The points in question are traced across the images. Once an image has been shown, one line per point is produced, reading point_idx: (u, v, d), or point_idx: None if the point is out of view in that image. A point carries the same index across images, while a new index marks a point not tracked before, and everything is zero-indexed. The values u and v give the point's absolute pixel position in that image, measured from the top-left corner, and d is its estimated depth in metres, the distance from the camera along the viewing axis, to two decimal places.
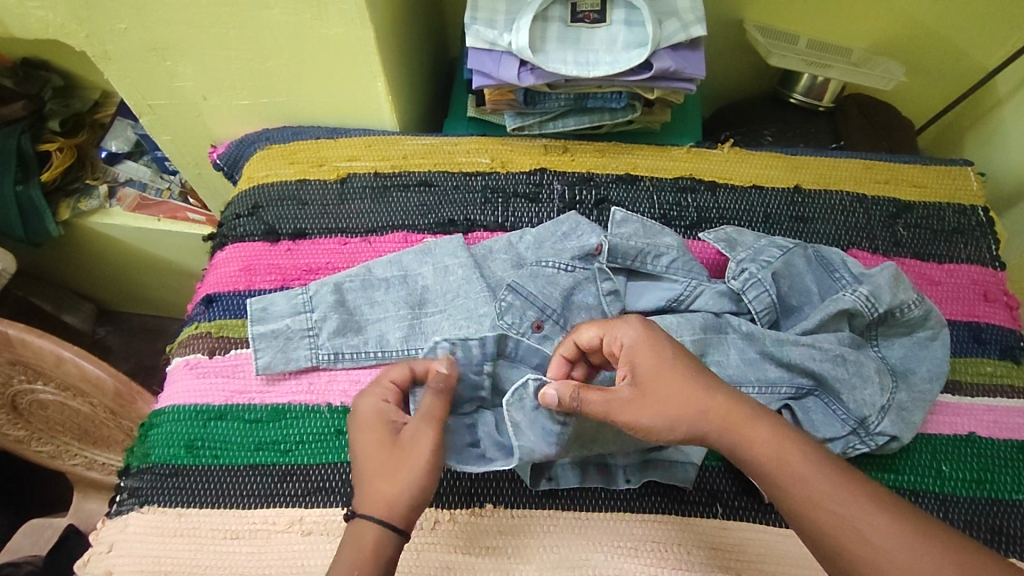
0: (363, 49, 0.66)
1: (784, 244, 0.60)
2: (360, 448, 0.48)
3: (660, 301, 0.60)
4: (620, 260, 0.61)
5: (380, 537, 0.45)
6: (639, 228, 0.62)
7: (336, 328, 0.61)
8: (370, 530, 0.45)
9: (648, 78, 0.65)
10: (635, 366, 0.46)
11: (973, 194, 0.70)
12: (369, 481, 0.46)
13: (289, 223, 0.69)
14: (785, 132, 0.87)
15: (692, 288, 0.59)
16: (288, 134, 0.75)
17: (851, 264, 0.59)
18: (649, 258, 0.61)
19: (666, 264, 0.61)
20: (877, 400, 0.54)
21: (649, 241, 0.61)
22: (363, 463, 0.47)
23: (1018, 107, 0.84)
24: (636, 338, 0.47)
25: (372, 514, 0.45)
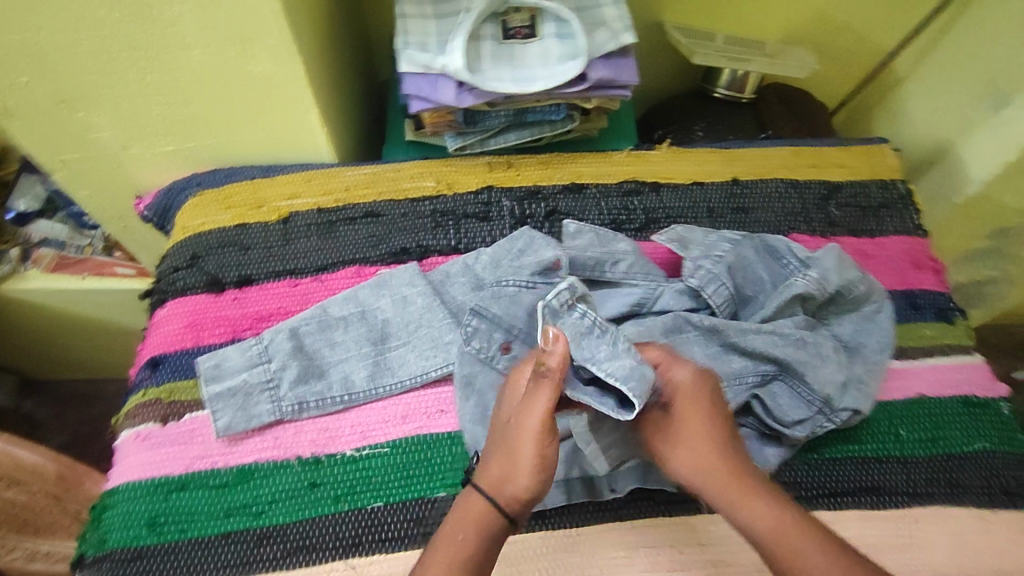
0: (292, 84, 0.63)
1: (733, 238, 0.61)
2: (490, 451, 0.50)
3: (624, 308, 0.58)
4: (579, 271, 0.60)
5: (486, 522, 0.46)
6: (593, 238, 0.61)
7: (297, 377, 0.59)
8: (477, 505, 0.47)
9: (584, 89, 0.65)
10: (681, 411, 0.50)
11: (892, 169, 0.75)
12: (489, 467, 0.48)
13: (232, 271, 0.66)
14: (713, 126, 0.91)
15: (653, 290, 0.59)
16: (220, 177, 0.72)
17: (796, 250, 0.61)
18: (606, 266, 0.60)
19: (623, 271, 0.60)
20: (838, 375, 0.56)
21: (604, 250, 0.60)
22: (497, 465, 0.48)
23: (918, 82, 0.92)
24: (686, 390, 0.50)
25: (497, 508, 0.47)
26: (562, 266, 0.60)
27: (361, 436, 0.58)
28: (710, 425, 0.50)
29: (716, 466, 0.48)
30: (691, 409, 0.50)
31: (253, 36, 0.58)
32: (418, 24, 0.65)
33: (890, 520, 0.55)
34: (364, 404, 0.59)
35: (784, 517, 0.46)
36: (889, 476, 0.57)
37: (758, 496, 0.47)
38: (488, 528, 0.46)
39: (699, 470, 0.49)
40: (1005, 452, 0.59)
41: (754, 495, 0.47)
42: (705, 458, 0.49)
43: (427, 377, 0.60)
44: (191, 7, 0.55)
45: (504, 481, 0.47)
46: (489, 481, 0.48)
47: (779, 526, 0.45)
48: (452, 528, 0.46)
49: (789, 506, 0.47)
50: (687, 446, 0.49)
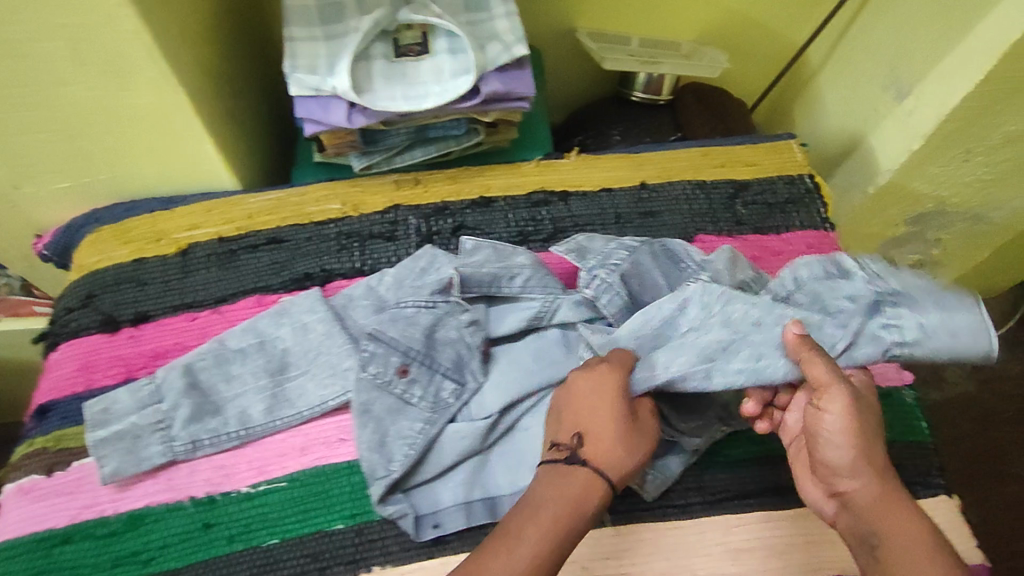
0: (180, 114, 0.62)
1: (630, 245, 0.61)
2: (596, 415, 0.48)
3: (520, 322, 0.59)
4: (475, 288, 0.59)
5: (598, 490, 0.46)
6: (490, 253, 0.61)
7: (190, 415, 0.57)
8: (585, 475, 0.46)
9: (479, 103, 0.64)
10: (832, 423, 0.48)
11: (800, 164, 0.75)
12: (601, 438, 0.48)
13: (129, 308, 0.64)
14: (630, 130, 0.91)
15: (549, 303, 0.59)
16: (118, 212, 0.69)
17: (693, 254, 0.61)
18: (503, 281, 0.59)
19: (520, 285, 0.60)
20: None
21: (500, 265, 0.60)
22: (607, 434, 0.48)
23: (830, 76, 0.93)
24: (850, 405, 0.47)
25: (608, 478, 0.47)
26: (455, 285, 0.59)
27: (258, 471, 0.57)
28: (867, 444, 0.47)
29: (885, 483, 0.47)
30: (837, 426, 0.47)
31: (129, 69, 0.56)
32: (306, 46, 0.62)
33: (789, 520, 0.57)
34: (263, 438, 0.58)
35: (914, 531, 0.44)
36: (789, 475, 0.59)
37: (903, 510, 0.45)
38: (597, 493, 0.46)
39: (880, 496, 0.46)
40: (908, 441, 0.60)
41: (892, 500, 0.46)
42: (847, 454, 0.47)
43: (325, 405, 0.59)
44: (60, 43, 0.53)
45: (610, 463, 0.47)
46: (606, 459, 0.47)
47: (899, 540, 0.44)
48: (547, 490, 0.46)
49: (916, 519, 0.45)
50: (886, 471, 0.47)
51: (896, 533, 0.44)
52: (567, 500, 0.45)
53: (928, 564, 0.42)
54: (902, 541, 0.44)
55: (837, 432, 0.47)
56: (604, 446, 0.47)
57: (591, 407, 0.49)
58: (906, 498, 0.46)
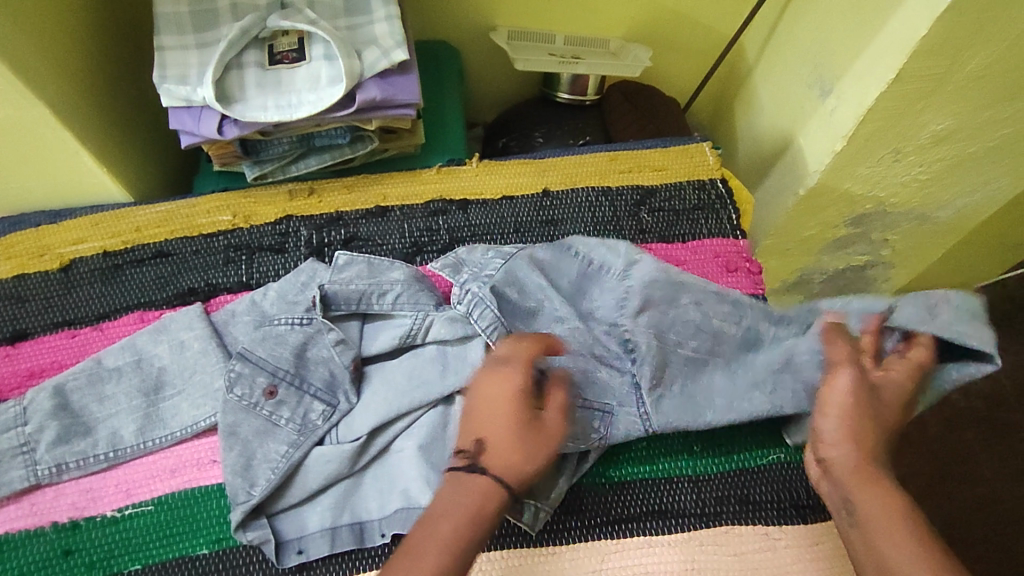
0: (46, 126, 0.60)
1: (508, 254, 0.60)
2: (485, 415, 0.48)
3: (392, 340, 0.57)
4: (343, 306, 0.58)
5: (494, 494, 0.45)
6: (363, 268, 0.60)
7: (56, 437, 0.56)
8: (482, 482, 0.45)
9: (356, 111, 0.62)
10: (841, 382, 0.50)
11: (711, 168, 0.72)
12: (498, 440, 0.47)
13: (6, 326, 0.63)
14: (554, 131, 0.88)
15: (421, 319, 0.58)
16: (3, 226, 0.68)
17: (587, 260, 0.61)
18: (373, 298, 0.58)
19: (392, 301, 0.59)
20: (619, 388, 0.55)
21: (371, 281, 0.59)
22: (506, 437, 0.47)
23: (763, 72, 0.90)
24: (857, 384, 0.49)
25: (506, 484, 0.45)
26: (320, 304, 0.57)
27: (124, 494, 0.55)
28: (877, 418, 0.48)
29: (876, 454, 0.47)
30: (847, 388, 0.49)
31: None
32: (177, 55, 0.61)
33: (673, 544, 0.53)
34: (132, 460, 0.57)
35: (891, 509, 0.44)
36: (676, 495, 0.55)
37: (884, 488, 0.45)
38: (494, 501, 0.45)
39: (862, 466, 0.46)
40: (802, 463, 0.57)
41: (879, 482, 0.46)
42: (857, 427, 0.48)
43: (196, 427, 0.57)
44: None
45: (518, 461, 0.46)
46: (507, 466, 0.46)
47: (875, 515, 0.44)
48: (462, 496, 0.44)
49: (894, 498, 0.45)
50: (881, 453, 0.48)
51: (869, 508, 0.44)
52: (469, 503, 0.44)
53: (887, 536, 0.42)
54: (882, 516, 0.44)
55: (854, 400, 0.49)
56: (512, 451, 0.46)
57: (484, 393, 0.48)
58: (885, 481, 0.46)
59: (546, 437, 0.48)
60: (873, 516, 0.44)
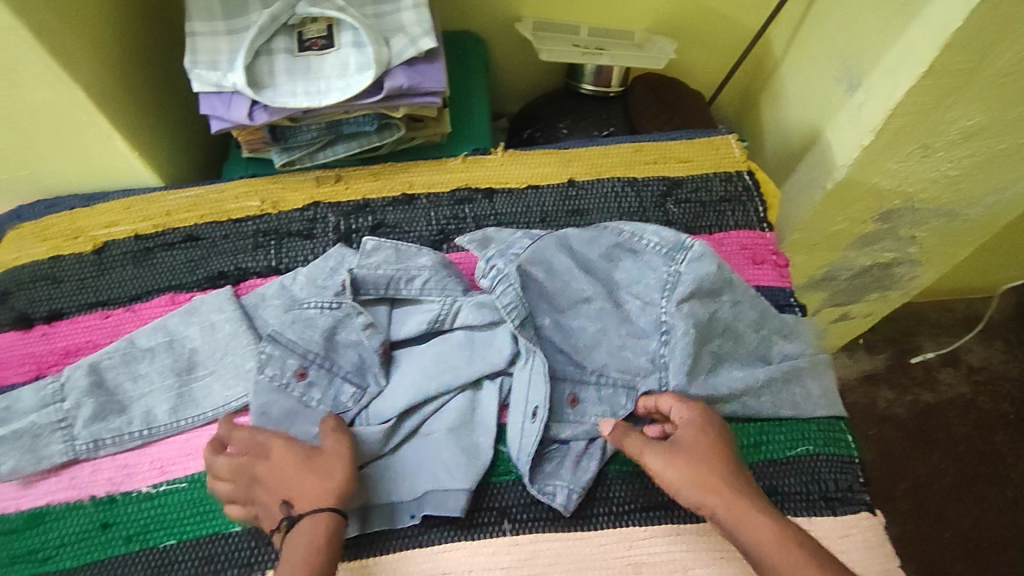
0: (82, 111, 0.61)
1: (532, 236, 0.61)
2: (274, 462, 0.50)
3: (421, 326, 0.58)
4: (371, 291, 0.59)
5: (317, 534, 0.47)
6: (390, 255, 0.61)
7: (92, 414, 0.57)
8: (304, 530, 0.47)
9: (384, 98, 0.62)
10: (680, 446, 0.50)
11: (738, 160, 0.72)
12: (303, 484, 0.49)
13: (42, 306, 0.64)
14: (579, 122, 0.88)
15: (448, 305, 0.59)
16: (39, 209, 0.70)
17: (624, 235, 0.60)
18: (401, 283, 0.59)
19: (419, 287, 0.59)
20: (645, 368, 0.57)
21: (398, 266, 0.60)
22: (307, 483, 0.49)
23: (790, 65, 0.89)
24: (668, 454, 0.50)
25: (323, 514, 0.48)
26: (348, 288, 0.58)
27: (159, 471, 0.56)
28: (715, 455, 0.49)
29: (725, 495, 0.47)
30: (670, 463, 0.49)
31: (17, 66, 0.55)
32: (208, 41, 0.62)
33: (700, 532, 0.53)
34: (166, 438, 0.58)
35: (774, 541, 0.45)
36: None
37: (758, 514, 0.46)
38: (320, 539, 0.47)
39: (734, 509, 0.47)
40: (830, 454, 0.57)
41: (751, 515, 0.46)
42: (693, 480, 0.48)
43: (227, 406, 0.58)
44: None
45: (319, 496, 0.48)
46: (306, 500, 0.48)
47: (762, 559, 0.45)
48: (298, 539, 0.47)
49: (770, 516, 0.46)
50: (739, 485, 0.48)
51: (755, 549, 0.45)
52: (306, 539, 0.47)
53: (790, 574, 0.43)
54: (772, 550, 0.44)
55: (679, 463, 0.49)
56: (307, 489, 0.49)
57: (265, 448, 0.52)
58: (756, 509, 0.46)
59: (317, 475, 0.49)
60: (763, 550, 0.45)
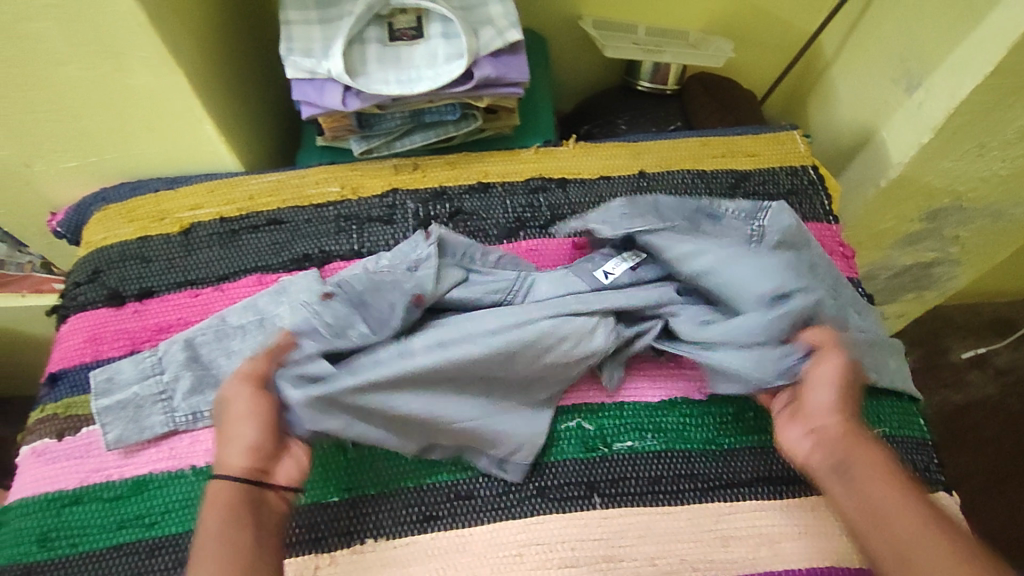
0: (179, 96, 0.63)
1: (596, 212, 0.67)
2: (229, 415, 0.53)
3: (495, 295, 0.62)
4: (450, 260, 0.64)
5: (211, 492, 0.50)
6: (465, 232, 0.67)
7: (191, 387, 0.59)
8: (217, 489, 0.50)
9: (472, 88, 0.64)
10: (811, 405, 0.54)
11: (803, 155, 0.74)
12: (230, 442, 0.52)
13: (133, 284, 0.66)
14: (636, 118, 0.90)
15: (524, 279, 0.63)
16: (124, 191, 0.71)
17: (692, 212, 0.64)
18: (477, 256, 0.64)
19: (494, 262, 0.65)
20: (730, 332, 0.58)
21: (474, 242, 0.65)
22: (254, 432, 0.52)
23: (842, 66, 0.92)
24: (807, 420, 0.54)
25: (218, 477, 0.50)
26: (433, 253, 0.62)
27: None
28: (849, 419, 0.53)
29: (838, 465, 0.50)
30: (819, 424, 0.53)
31: (127, 51, 0.57)
32: (302, 29, 0.63)
33: (781, 509, 0.57)
34: None
35: (905, 510, 0.47)
36: (783, 465, 0.59)
37: (887, 482, 0.49)
38: (221, 497, 0.49)
39: (855, 473, 0.50)
40: (904, 436, 0.60)
41: (884, 484, 0.49)
42: (822, 443, 0.52)
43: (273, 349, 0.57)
44: (55, 24, 0.54)
45: (228, 453, 0.51)
46: (222, 462, 0.51)
47: (896, 527, 0.46)
48: (214, 508, 0.49)
49: (902, 489, 0.48)
50: (853, 450, 0.51)
51: (869, 512, 0.48)
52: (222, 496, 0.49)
53: (904, 537, 0.46)
54: (895, 517, 0.47)
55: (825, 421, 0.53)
56: (232, 448, 0.52)
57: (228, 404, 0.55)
58: (874, 478, 0.49)
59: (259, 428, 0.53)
60: (871, 517, 0.47)
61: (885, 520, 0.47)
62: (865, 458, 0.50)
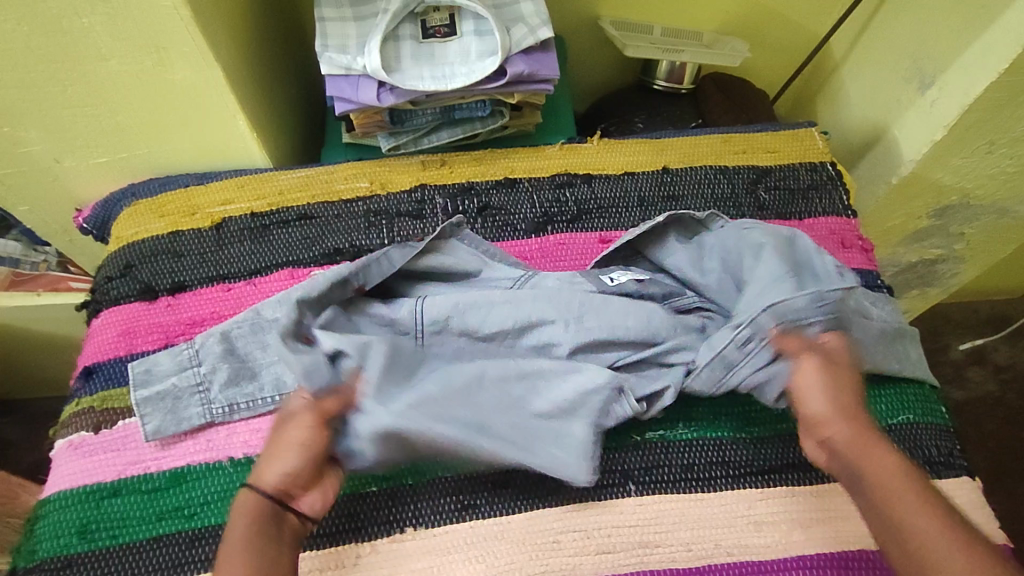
0: (216, 90, 0.64)
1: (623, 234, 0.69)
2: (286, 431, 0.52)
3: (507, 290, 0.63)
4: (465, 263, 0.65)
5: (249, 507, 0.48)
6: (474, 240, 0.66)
7: (228, 378, 0.59)
8: (244, 498, 0.48)
9: (504, 84, 0.66)
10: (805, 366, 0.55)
11: (821, 151, 0.76)
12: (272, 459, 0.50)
13: (165, 278, 0.66)
14: (653, 117, 0.92)
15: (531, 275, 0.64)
16: (154, 186, 0.72)
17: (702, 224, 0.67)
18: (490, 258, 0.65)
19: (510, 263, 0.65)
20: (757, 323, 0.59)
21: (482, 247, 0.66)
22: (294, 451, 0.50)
23: (852, 66, 0.94)
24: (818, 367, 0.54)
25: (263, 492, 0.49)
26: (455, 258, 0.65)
27: None
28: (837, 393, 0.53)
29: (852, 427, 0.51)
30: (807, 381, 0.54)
31: (169, 45, 0.59)
32: (338, 26, 0.65)
33: (813, 494, 0.58)
34: None
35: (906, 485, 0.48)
36: None
37: (879, 452, 0.50)
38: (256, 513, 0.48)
39: (858, 436, 0.51)
40: (929, 423, 0.61)
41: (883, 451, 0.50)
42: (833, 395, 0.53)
43: (301, 334, 0.57)
44: (100, 17, 0.55)
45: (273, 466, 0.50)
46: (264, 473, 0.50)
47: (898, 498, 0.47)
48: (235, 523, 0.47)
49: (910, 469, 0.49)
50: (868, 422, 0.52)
51: (877, 476, 0.49)
52: (249, 503, 0.48)
53: (915, 512, 0.46)
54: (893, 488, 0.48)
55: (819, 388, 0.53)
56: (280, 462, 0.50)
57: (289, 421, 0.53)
58: (882, 451, 0.50)
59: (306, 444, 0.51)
60: (883, 475, 0.49)
61: (889, 492, 0.48)
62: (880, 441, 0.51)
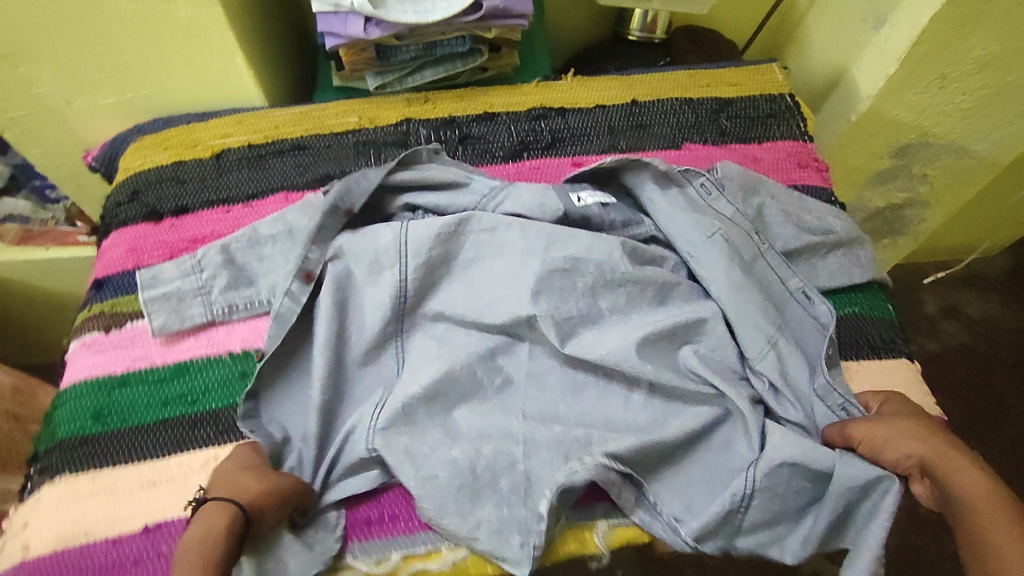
0: (215, 27, 0.70)
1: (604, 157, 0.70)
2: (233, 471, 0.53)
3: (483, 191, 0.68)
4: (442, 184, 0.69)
5: (219, 519, 0.48)
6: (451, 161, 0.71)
7: (227, 284, 0.64)
8: (210, 511, 0.48)
9: (481, 18, 0.71)
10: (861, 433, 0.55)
11: (780, 84, 0.81)
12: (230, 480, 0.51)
13: (169, 202, 0.72)
14: (626, 64, 0.98)
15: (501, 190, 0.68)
16: (159, 124, 0.78)
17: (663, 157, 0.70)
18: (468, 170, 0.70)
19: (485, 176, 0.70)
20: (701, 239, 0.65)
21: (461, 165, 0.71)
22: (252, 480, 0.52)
23: (815, 16, 1.00)
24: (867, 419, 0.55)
25: (234, 504, 0.49)
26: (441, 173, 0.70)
27: None
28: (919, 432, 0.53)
29: (942, 465, 0.51)
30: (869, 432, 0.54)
31: None
32: None
33: None
34: None
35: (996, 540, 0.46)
36: None
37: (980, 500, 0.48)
38: (221, 524, 0.48)
39: (945, 462, 0.51)
40: (875, 316, 0.67)
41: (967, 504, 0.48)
42: (912, 442, 0.53)
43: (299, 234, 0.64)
44: None
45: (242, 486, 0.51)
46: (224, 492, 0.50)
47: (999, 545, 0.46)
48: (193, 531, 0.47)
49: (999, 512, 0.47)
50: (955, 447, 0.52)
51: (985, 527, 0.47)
52: (208, 523, 0.48)
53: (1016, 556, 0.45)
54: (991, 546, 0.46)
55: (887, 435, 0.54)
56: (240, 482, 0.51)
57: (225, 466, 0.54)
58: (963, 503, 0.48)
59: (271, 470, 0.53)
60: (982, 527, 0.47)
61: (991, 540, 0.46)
62: (961, 478, 0.49)
